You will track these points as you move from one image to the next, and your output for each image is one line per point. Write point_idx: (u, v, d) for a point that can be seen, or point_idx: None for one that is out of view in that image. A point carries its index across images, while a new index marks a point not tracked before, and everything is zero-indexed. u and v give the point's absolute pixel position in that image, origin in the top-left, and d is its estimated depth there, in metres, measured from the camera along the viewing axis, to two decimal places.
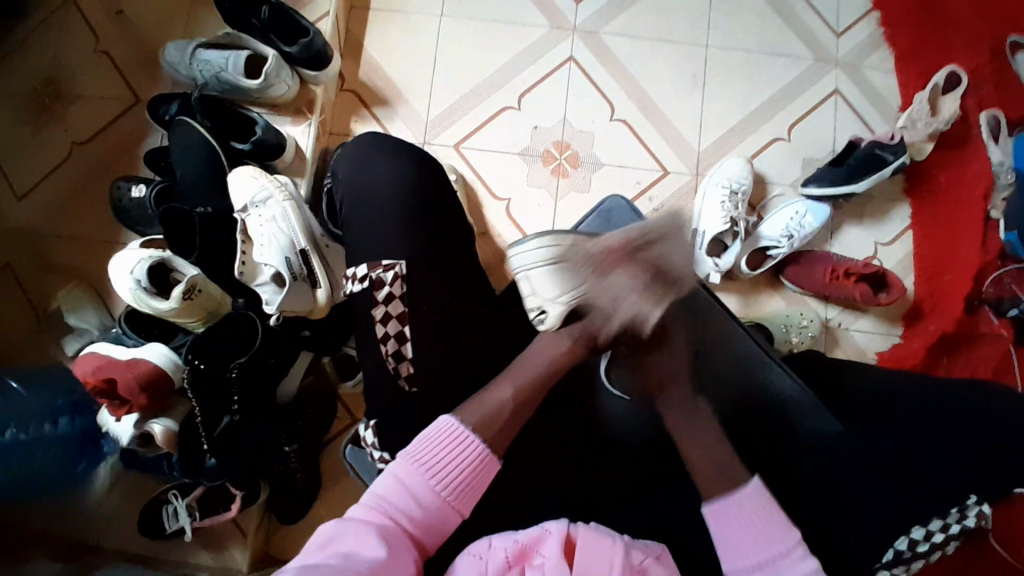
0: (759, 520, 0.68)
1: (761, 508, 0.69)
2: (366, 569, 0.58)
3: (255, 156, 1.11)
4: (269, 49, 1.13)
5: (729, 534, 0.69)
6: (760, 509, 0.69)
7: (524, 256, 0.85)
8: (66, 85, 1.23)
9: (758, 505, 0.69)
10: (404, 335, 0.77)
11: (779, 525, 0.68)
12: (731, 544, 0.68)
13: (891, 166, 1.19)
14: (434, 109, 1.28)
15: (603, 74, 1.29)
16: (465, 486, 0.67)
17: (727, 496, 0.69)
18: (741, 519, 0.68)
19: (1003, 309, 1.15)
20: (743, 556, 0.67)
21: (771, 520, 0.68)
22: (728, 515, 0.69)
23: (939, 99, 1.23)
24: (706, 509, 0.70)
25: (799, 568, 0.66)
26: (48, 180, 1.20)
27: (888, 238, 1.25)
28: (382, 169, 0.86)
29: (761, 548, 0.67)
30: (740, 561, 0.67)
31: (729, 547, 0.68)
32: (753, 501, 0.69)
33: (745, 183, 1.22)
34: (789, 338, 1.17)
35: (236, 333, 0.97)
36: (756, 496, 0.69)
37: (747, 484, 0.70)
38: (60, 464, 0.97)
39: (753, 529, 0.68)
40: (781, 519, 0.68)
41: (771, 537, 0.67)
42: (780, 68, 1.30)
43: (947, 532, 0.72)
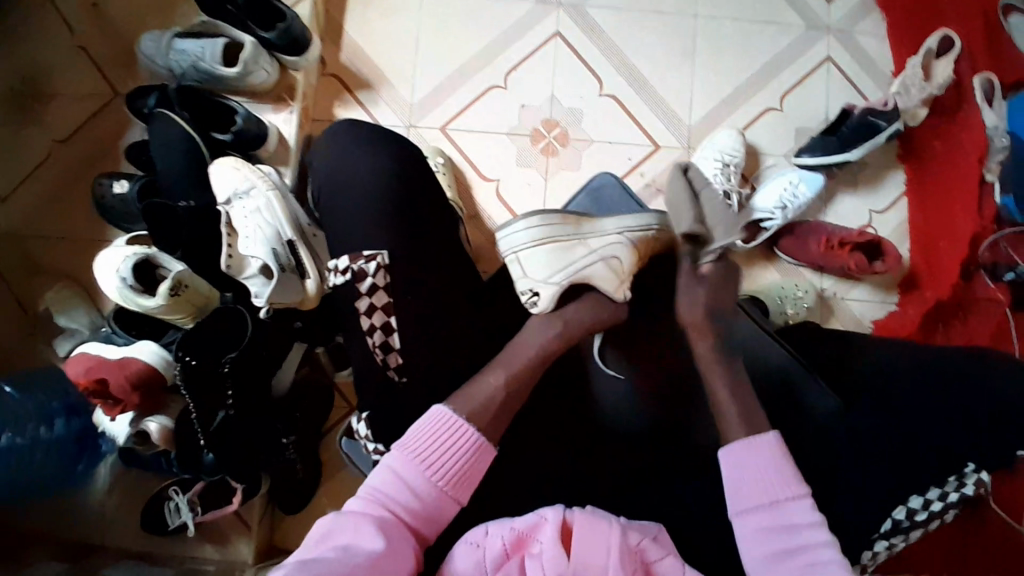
0: (772, 470, 0.69)
1: (777, 458, 0.70)
2: (365, 563, 0.59)
3: (237, 146, 1.09)
4: (247, 36, 1.11)
5: (740, 478, 0.70)
6: (775, 458, 0.70)
7: (513, 237, 0.81)
8: (43, 82, 1.20)
9: (775, 453, 0.70)
10: (391, 326, 0.76)
11: (792, 475, 0.69)
12: (740, 486, 0.70)
13: (884, 132, 1.18)
14: (419, 92, 1.25)
15: (591, 49, 1.27)
16: (462, 475, 0.67)
17: (742, 440, 0.71)
18: (754, 465, 0.70)
19: (999, 273, 1.16)
20: (751, 500, 0.69)
21: (784, 468, 0.69)
22: (741, 459, 0.71)
23: (932, 64, 1.20)
24: (721, 451, 0.72)
25: (804, 516, 0.67)
26: (29, 180, 1.18)
27: (883, 206, 1.24)
28: (365, 156, 0.84)
29: (770, 494, 0.68)
30: (747, 503, 0.69)
31: (738, 489, 0.70)
32: (768, 450, 0.70)
33: (737, 155, 1.20)
34: (785, 311, 1.16)
35: (224, 327, 0.95)
36: (771, 444, 0.71)
37: (765, 434, 0.71)
38: (59, 464, 0.97)
39: (761, 482, 0.69)
40: (793, 471, 0.69)
41: (782, 486, 0.69)
42: (770, 36, 1.27)
43: (945, 500, 0.74)
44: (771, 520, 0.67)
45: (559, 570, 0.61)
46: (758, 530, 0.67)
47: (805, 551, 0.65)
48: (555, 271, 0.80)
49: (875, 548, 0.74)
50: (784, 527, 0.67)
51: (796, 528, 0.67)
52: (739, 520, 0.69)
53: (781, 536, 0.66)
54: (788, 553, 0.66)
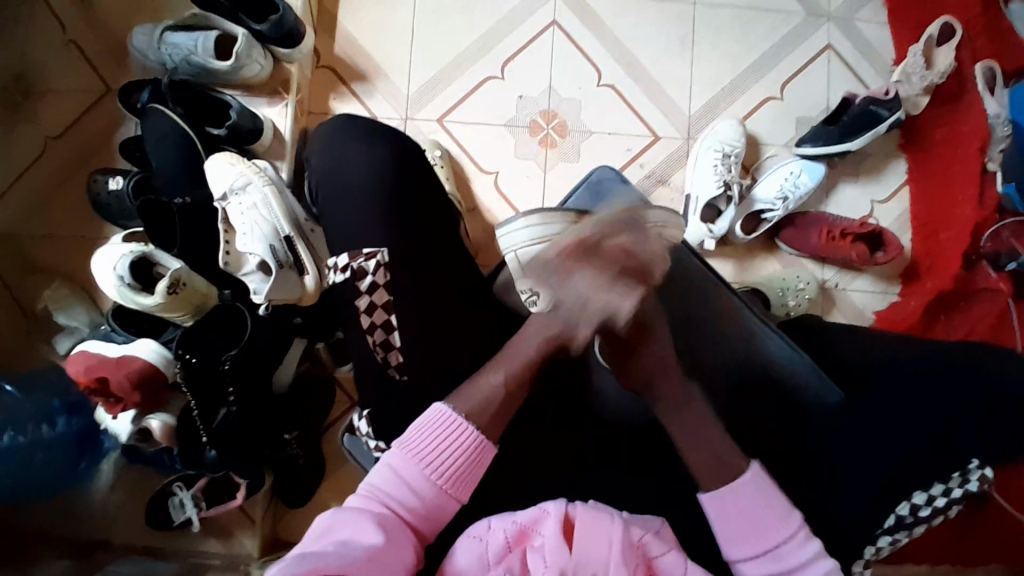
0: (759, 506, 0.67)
1: (762, 490, 0.68)
2: (364, 557, 0.58)
3: (232, 141, 1.08)
4: (239, 28, 1.08)
5: (731, 514, 0.67)
6: (761, 492, 0.68)
7: (512, 236, 0.87)
8: (36, 79, 1.19)
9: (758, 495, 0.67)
10: (391, 324, 0.76)
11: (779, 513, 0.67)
12: (734, 530, 0.67)
13: (886, 122, 1.16)
14: (415, 83, 1.24)
15: (588, 38, 1.25)
16: (462, 472, 0.67)
17: (724, 487, 0.68)
18: (744, 505, 0.67)
19: (1001, 263, 1.14)
20: (749, 543, 0.66)
21: (773, 501, 0.67)
22: (729, 501, 0.67)
23: (933, 51, 1.19)
24: (706, 499, 0.68)
25: (801, 551, 0.66)
26: (23, 179, 1.17)
27: (883, 196, 1.23)
28: (361, 152, 0.84)
29: (767, 534, 0.66)
30: (745, 547, 0.66)
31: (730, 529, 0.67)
32: (753, 487, 0.68)
33: (738, 146, 1.19)
34: (786, 302, 1.16)
35: (223, 326, 0.95)
36: (754, 481, 0.68)
37: (746, 471, 0.68)
38: (62, 463, 0.97)
39: (752, 519, 0.67)
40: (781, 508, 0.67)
41: (773, 522, 0.66)
42: (770, 24, 1.26)
43: (949, 496, 0.74)
44: (771, 558, 0.66)
45: (560, 561, 0.60)
46: (762, 569, 0.66)
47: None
48: None
49: (878, 544, 0.74)
50: (787, 568, 0.65)
51: (795, 566, 0.65)
52: (741, 566, 0.67)
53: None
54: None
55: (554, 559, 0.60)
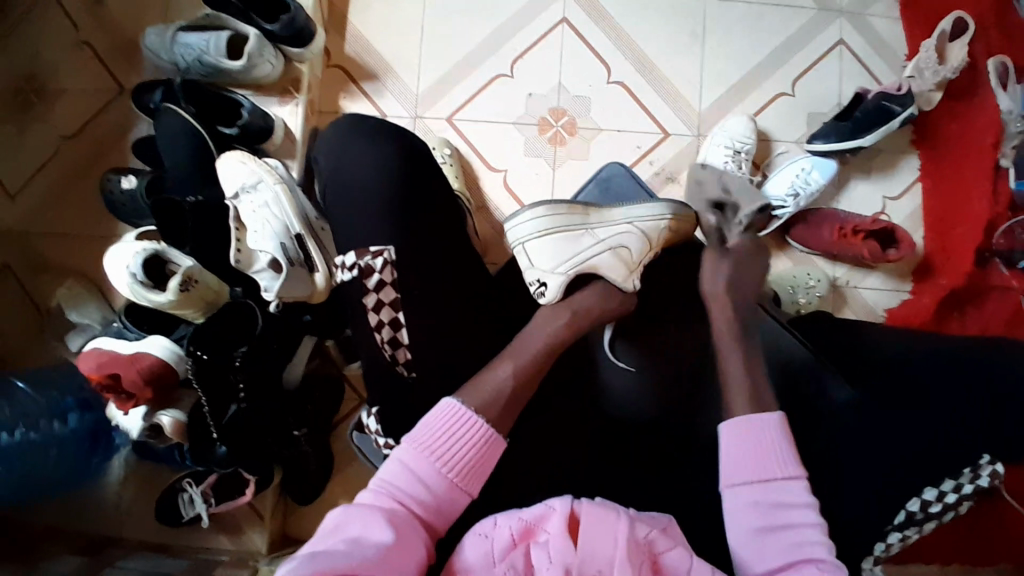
0: (768, 450, 0.68)
1: (779, 436, 0.69)
2: (373, 555, 0.58)
3: (244, 140, 1.09)
4: (249, 28, 1.09)
5: (742, 449, 0.68)
6: (777, 436, 0.69)
7: (521, 228, 0.86)
8: (50, 79, 1.20)
9: (772, 438, 0.69)
10: (398, 322, 0.76)
11: (785, 459, 0.68)
12: (739, 461, 0.68)
13: (899, 117, 1.15)
14: (424, 82, 1.24)
15: (598, 35, 1.25)
16: (472, 467, 0.67)
17: (748, 416, 0.70)
18: (756, 440, 0.69)
19: (1014, 260, 1.13)
20: (749, 475, 0.67)
21: (785, 447, 0.68)
22: (745, 434, 0.69)
23: (946, 46, 1.17)
24: (726, 424, 0.71)
25: (798, 496, 0.66)
26: (39, 179, 1.18)
27: (896, 192, 1.22)
28: (370, 148, 0.84)
29: (767, 471, 0.67)
30: (743, 477, 0.67)
31: (737, 463, 0.68)
32: (771, 429, 0.69)
33: (748, 142, 1.18)
34: (797, 300, 1.15)
35: (233, 321, 0.95)
36: (774, 425, 0.69)
37: (770, 414, 0.70)
38: (75, 458, 0.99)
39: (758, 457, 0.68)
40: (790, 454, 0.68)
41: (777, 465, 0.67)
42: (780, 20, 1.25)
43: (960, 492, 0.75)
44: (764, 496, 0.66)
45: (564, 558, 0.60)
46: (750, 503, 0.66)
47: (794, 530, 0.64)
48: (563, 261, 0.83)
49: (889, 540, 0.73)
50: (778, 507, 0.65)
51: (788, 509, 0.65)
52: (730, 494, 0.67)
53: (773, 513, 0.65)
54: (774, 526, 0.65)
55: (559, 556, 0.60)
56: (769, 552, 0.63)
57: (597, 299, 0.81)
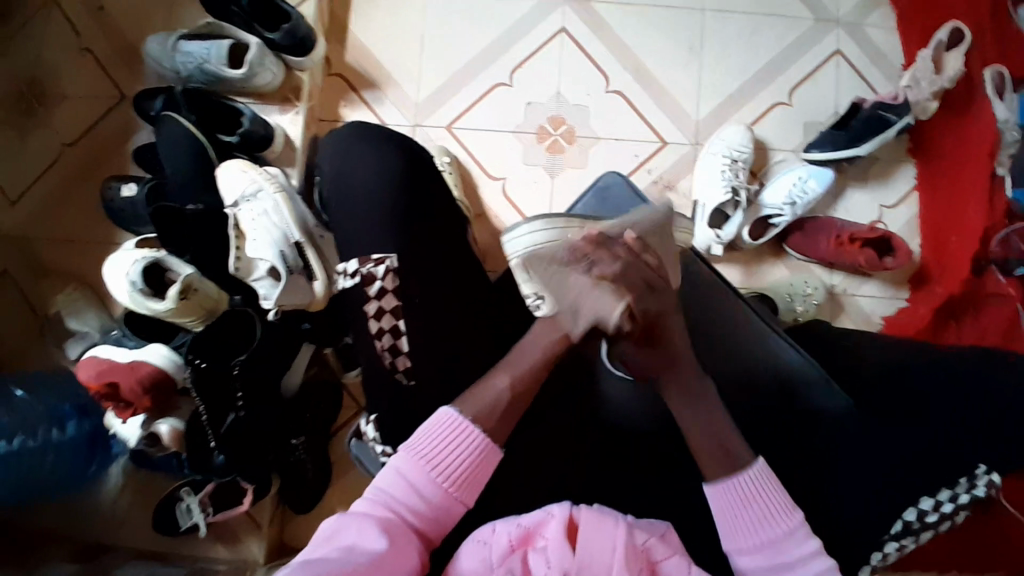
0: (760, 503, 0.68)
1: (767, 485, 0.69)
2: (367, 562, 0.58)
3: (245, 148, 1.09)
4: (252, 37, 1.10)
5: (734, 512, 0.69)
6: (766, 487, 0.69)
7: (517, 242, 0.85)
8: (51, 86, 1.20)
9: (762, 488, 0.69)
10: (399, 329, 0.76)
11: (780, 508, 0.68)
12: (735, 521, 0.69)
13: (894, 127, 1.16)
14: (424, 90, 1.25)
15: (597, 45, 1.26)
16: (468, 476, 0.67)
17: (728, 478, 0.69)
18: (746, 500, 0.69)
19: (1009, 268, 1.13)
20: (749, 537, 0.68)
21: (776, 497, 0.69)
22: (733, 493, 0.69)
23: (942, 56, 1.18)
24: (709, 488, 0.70)
25: (801, 547, 0.67)
26: (38, 185, 1.18)
27: (892, 201, 1.23)
28: (370, 158, 0.84)
29: (766, 529, 0.68)
30: (744, 542, 0.68)
31: (734, 526, 0.69)
32: (758, 482, 0.69)
33: (745, 151, 1.19)
34: (794, 308, 1.15)
35: (235, 330, 0.96)
36: (759, 477, 0.69)
37: (752, 466, 0.70)
38: (72, 465, 0.99)
39: (751, 514, 0.68)
40: (783, 502, 0.69)
41: (773, 519, 0.68)
42: (778, 30, 1.26)
43: (956, 502, 0.74)
44: (769, 554, 0.67)
45: (562, 562, 0.61)
46: (757, 564, 0.67)
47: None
48: (562, 272, 0.79)
49: (885, 549, 0.73)
50: (784, 566, 0.67)
51: (794, 563, 0.66)
52: (738, 559, 0.68)
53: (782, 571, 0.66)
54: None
55: (557, 560, 0.61)
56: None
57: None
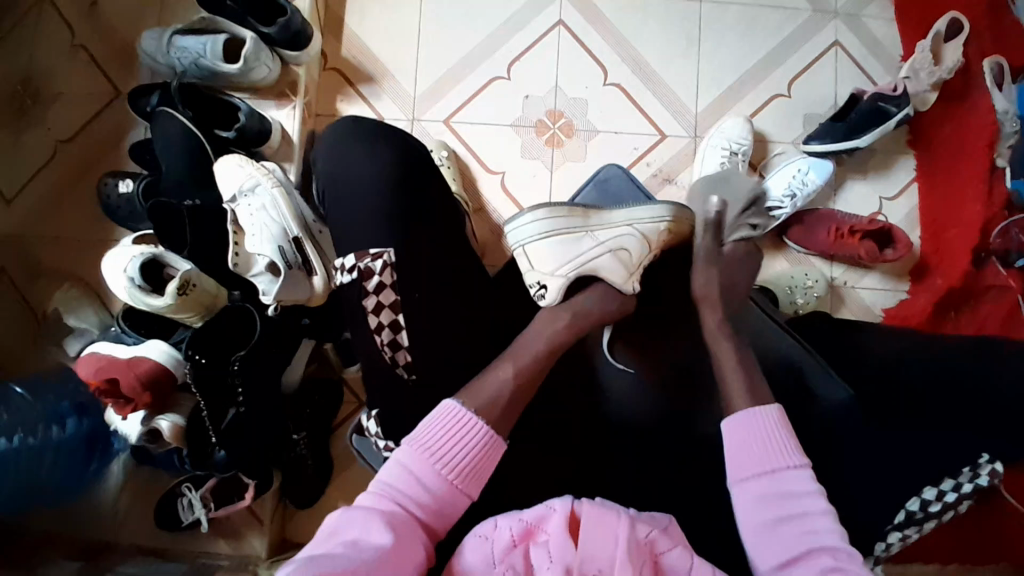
0: (767, 439, 0.67)
1: (778, 426, 0.68)
2: (372, 557, 0.58)
3: (241, 143, 1.08)
4: (247, 32, 1.09)
5: (740, 445, 0.68)
6: (777, 427, 0.68)
7: (519, 231, 0.83)
8: (46, 84, 1.20)
9: (771, 427, 0.68)
10: (398, 324, 0.76)
11: (786, 447, 0.67)
12: (742, 454, 0.68)
13: (894, 119, 1.16)
14: (422, 84, 1.24)
15: (594, 37, 1.25)
16: (473, 469, 0.67)
17: (744, 410, 0.69)
18: (756, 435, 0.68)
19: (1011, 260, 1.12)
20: (752, 469, 0.66)
21: (785, 437, 0.67)
22: (744, 427, 0.69)
23: (942, 47, 1.18)
24: (726, 421, 0.70)
25: (804, 484, 0.65)
26: (34, 183, 1.18)
27: (892, 193, 1.22)
28: (368, 151, 0.84)
29: (769, 463, 0.66)
30: (747, 471, 0.67)
31: (738, 457, 0.68)
32: (769, 420, 0.68)
33: (745, 144, 1.19)
34: (794, 301, 1.16)
35: (234, 325, 0.96)
36: (772, 416, 0.68)
37: (765, 406, 0.69)
38: (70, 464, 0.98)
39: (757, 449, 0.67)
40: (790, 442, 0.67)
41: (779, 454, 0.66)
42: (776, 21, 1.26)
43: (959, 491, 0.76)
44: (769, 487, 0.65)
45: (565, 557, 0.61)
46: (756, 496, 0.65)
47: (800, 521, 0.63)
48: (563, 263, 0.82)
49: (888, 540, 0.74)
50: (783, 501, 0.64)
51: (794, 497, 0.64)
52: (738, 492, 0.67)
53: (781, 505, 0.64)
54: (783, 520, 0.63)
55: (560, 556, 0.61)
56: (779, 544, 0.62)
57: (596, 304, 0.80)
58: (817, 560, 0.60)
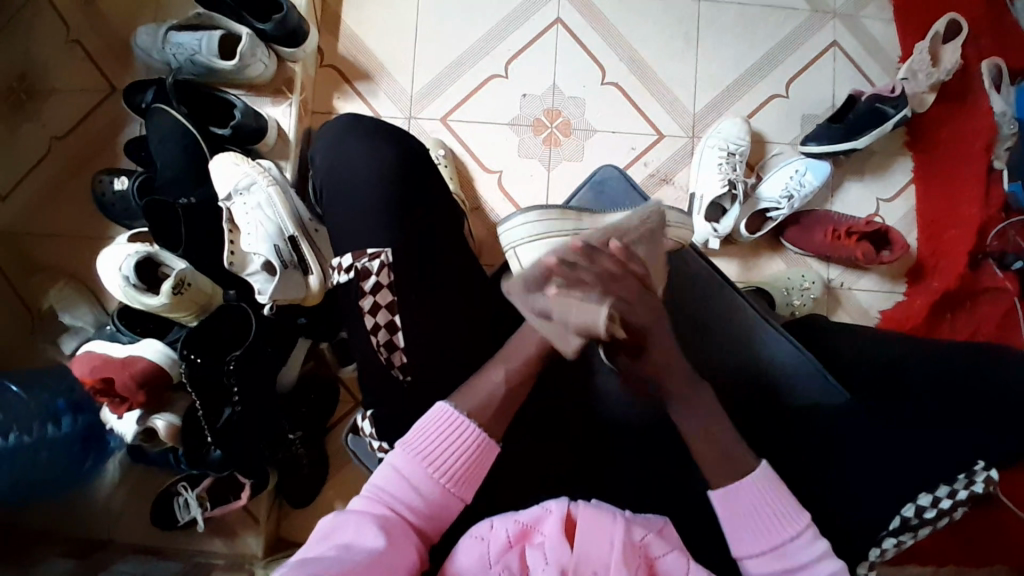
0: (768, 503, 0.67)
1: (768, 489, 0.68)
2: (366, 560, 0.58)
3: (236, 141, 1.08)
4: (242, 27, 1.08)
5: (740, 516, 0.67)
6: (772, 490, 0.67)
7: (512, 232, 0.87)
8: (40, 80, 1.19)
9: (766, 488, 0.68)
10: (395, 325, 0.76)
11: (787, 509, 0.67)
12: (742, 524, 0.67)
13: (892, 120, 1.16)
14: (419, 82, 1.24)
15: (592, 35, 1.25)
16: (465, 473, 0.67)
17: (736, 483, 0.68)
18: (755, 502, 0.67)
19: (1006, 262, 1.14)
20: (756, 541, 0.66)
21: (779, 500, 0.67)
22: (737, 497, 0.68)
23: (941, 48, 1.18)
24: (714, 493, 0.69)
25: (808, 549, 0.65)
26: (29, 180, 1.17)
27: (890, 194, 1.22)
28: (364, 151, 0.83)
29: (774, 535, 0.66)
30: (753, 545, 0.66)
31: (740, 531, 0.67)
32: (761, 486, 0.68)
33: (743, 144, 1.18)
34: (792, 303, 1.16)
35: (228, 325, 0.95)
36: (760, 481, 0.68)
37: (756, 470, 0.68)
38: (70, 459, 0.98)
39: (760, 518, 0.67)
40: (790, 502, 0.67)
41: (782, 520, 0.66)
42: (775, 21, 1.25)
43: (955, 499, 0.72)
44: (778, 558, 0.66)
45: (560, 559, 0.61)
46: (768, 568, 0.66)
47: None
48: None
49: (883, 545, 0.73)
50: (793, 567, 0.65)
51: (804, 566, 0.65)
52: (747, 563, 0.67)
53: (790, 573, 0.65)
54: None
55: (554, 557, 0.61)
56: None
57: None
58: None
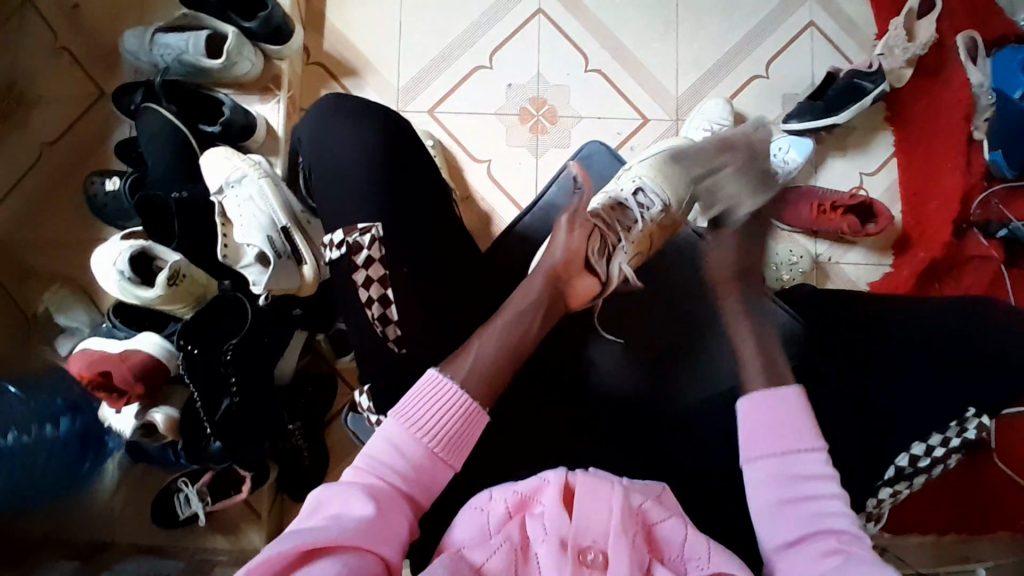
0: (791, 421, 0.68)
1: (799, 409, 0.69)
2: (355, 529, 0.59)
3: (226, 138, 1.09)
4: (228, 26, 1.10)
5: (759, 424, 0.69)
6: (797, 410, 0.69)
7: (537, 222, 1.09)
8: (29, 88, 1.20)
9: (795, 406, 0.69)
10: (389, 298, 0.77)
11: (808, 428, 0.68)
12: (758, 434, 0.68)
13: (870, 94, 1.19)
14: (405, 76, 1.25)
15: (573, 24, 1.27)
16: (455, 441, 0.68)
17: (763, 392, 0.70)
18: (776, 414, 0.69)
19: (991, 230, 1.16)
20: (767, 447, 0.67)
21: (804, 420, 0.68)
22: (765, 407, 0.69)
23: (915, 25, 1.20)
24: (743, 399, 0.71)
25: (818, 468, 0.66)
26: (20, 186, 1.17)
27: (872, 168, 1.25)
28: (350, 135, 0.83)
29: (790, 443, 0.67)
30: (762, 451, 0.68)
31: (754, 436, 0.68)
32: (791, 402, 0.69)
33: (726, 123, 1.19)
34: (780, 275, 1.18)
35: (226, 315, 0.96)
36: (793, 398, 0.69)
37: (789, 388, 0.70)
38: (66, 465, 0.95)
39: (779, 431, 0.68)
40: (813, 423, 0.68)
41: (796, 438, 0.68)
42: (753, 4, 1.28)
43: (947, 445, 0.80)
44: (786, 470, 0.66)
45: (560, 530, 0.62)
46: (772, 479, 0.66)
47: (812, 502, 0.64)
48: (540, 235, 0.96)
49: (880, 495, 0.77)
50: (796, 479, 0.66)
51: (809, 479, 0.65)
52: (751, 469, 0.68)
53: (795, 485, 0.65)
54: (793, 501, 0.65)
55: (554, 528, 0.62)
56: (790, 524, 0.64)
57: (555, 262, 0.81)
58: (821, 542, 0.61)
